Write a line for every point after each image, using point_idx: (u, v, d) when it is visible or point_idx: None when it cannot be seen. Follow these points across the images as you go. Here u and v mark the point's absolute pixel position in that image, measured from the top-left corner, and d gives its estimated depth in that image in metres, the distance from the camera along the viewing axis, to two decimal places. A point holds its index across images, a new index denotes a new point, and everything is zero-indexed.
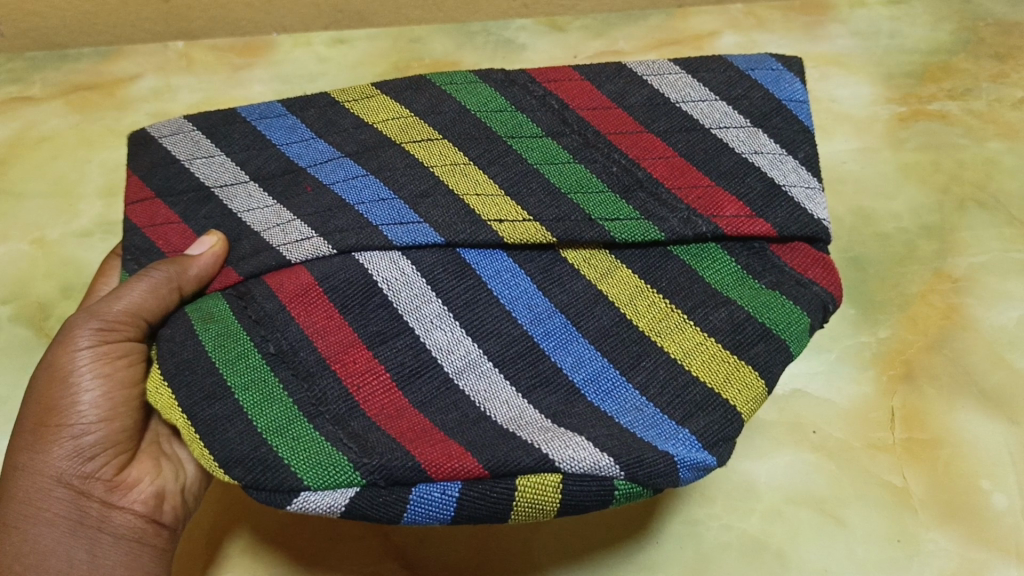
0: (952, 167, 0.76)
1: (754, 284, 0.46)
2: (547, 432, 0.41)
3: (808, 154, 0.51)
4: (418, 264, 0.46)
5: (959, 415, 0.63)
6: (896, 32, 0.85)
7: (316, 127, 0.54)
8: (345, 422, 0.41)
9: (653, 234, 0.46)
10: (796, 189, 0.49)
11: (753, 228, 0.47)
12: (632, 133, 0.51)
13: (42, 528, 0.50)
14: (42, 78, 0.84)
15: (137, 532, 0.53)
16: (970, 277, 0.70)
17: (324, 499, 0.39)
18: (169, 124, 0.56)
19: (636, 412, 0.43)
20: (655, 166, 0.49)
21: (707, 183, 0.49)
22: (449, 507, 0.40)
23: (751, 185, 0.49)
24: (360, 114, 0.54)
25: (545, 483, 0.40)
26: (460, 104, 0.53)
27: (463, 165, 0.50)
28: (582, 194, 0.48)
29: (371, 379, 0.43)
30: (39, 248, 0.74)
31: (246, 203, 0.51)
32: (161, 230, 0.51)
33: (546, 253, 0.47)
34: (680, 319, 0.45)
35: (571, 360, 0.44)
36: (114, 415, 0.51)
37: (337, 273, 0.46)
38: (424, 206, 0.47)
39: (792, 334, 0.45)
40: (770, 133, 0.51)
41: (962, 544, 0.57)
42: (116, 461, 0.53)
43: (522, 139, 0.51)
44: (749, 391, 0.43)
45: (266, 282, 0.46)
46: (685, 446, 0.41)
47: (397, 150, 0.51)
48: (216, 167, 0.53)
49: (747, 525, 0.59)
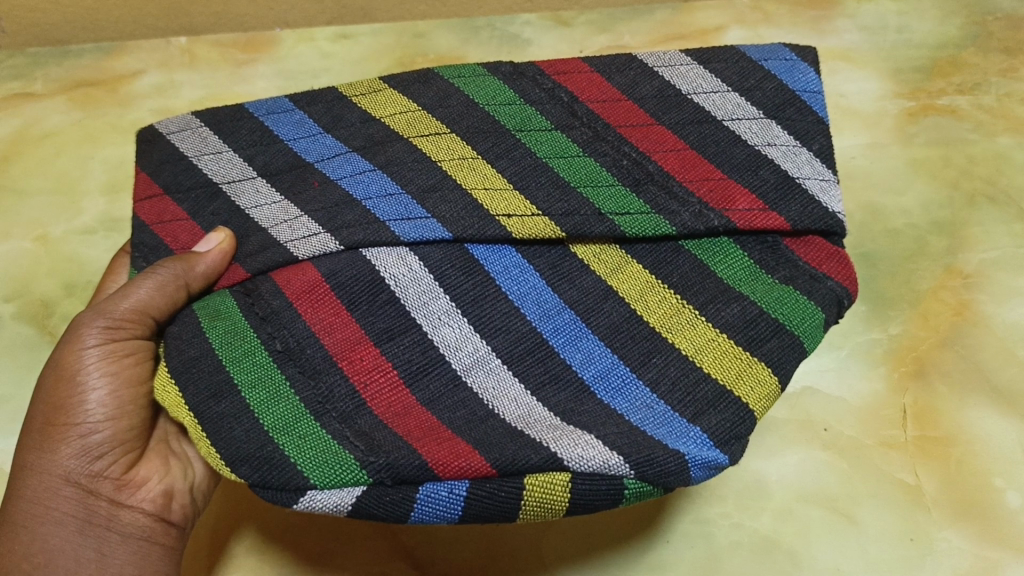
0: (962, 162, 0.76)
1: (767, 278, 0.46)
2: (556, 430, 0.40)
3: (821, 145, 0.50)
4: (425, 260, 0.45)
5: (972, 412, 0.62)
6: (904, 26, 0.85)
7: (322, 122, 0.53)
8: (351, 420, 0.41)
9: (664, 228, 0.46)
10: (810, 181, 0.48)
11: (766, 222, 0.46)
12: (643, 126, 0.50)
13: (50, 527, 0.50)
14: (44, 74, 0.83)
15: (146, 531, 0.52)
16: (981, 274, 0.69)
17: (330, 498, 0.39)
18: (176, 120, 0.55)
19: (647, 410, 0.42)
20: (666, 159, 0.49)
21: (719, 176, 0.48)
22: (456, 506, 0.39)
23: (764, 177, 0.48)
24: (367, 109, 0.53)
25: (554, 482, 0.39)
26: (468, 98, 0.53)
27: (471, 159, 0.49)
28: (592, 188, 0.47)
29: (378, 378, 0.42)
30: (42, 245, 0.74)
31: (253, 198, 0.50)
32: (169, 227, 0.51)
33: (555, 248, 0.46)
34: (691, 314, 0.45)
35: (581, 357, 0.44)
36: (121, 413, 0.51)
37: (344, 270, 0.45)
38: (431, 200, 0.47)
39: (805, 329, 0.44)
40: (783, 125, 0.50)
41: (975, 543, 0.57)
42: (124, 460, 0.52)
43: (531, 132, 0.50)
44: (761, 388, 0.43)
45: (273, 279, 0.45)
46: (696, 444, 0.41)
47: (404, 144, 0.50)
48: (223, 163, 0.52)
49: (759, 523, 0.58)
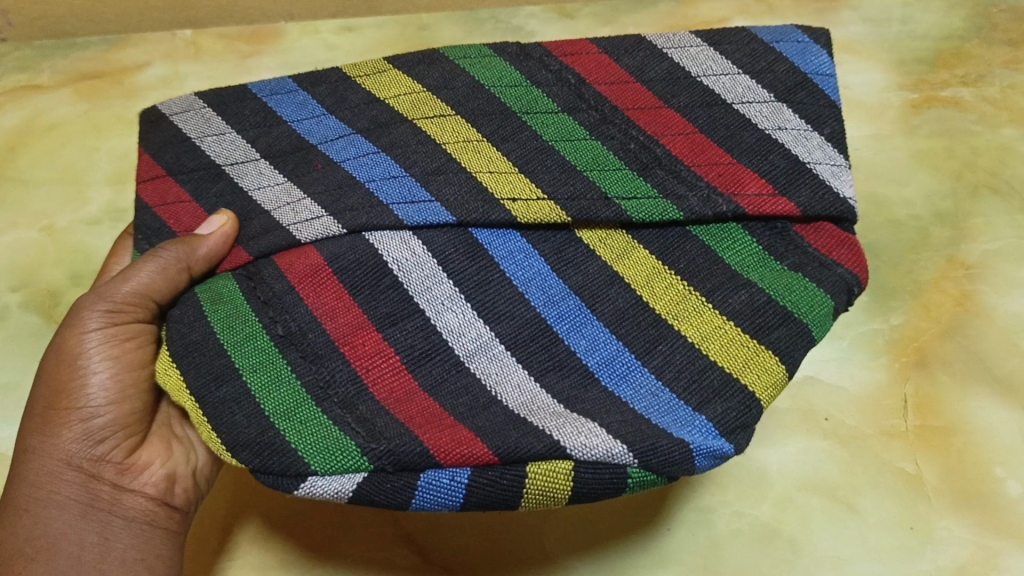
0: (966, 154, 0.76)
1: (776, 265, 0.46)
2: (559, 418, 0.41)
3: (833, 130, 0.50)
4: (429, 244, 0.46)
5: (973, 402, 0.62)
6: (908, 18, 0.85)
7: (326, 103, 0.53)
8: (353, 406, 0.41)
9: (671, 212, 0.46)
10: (821, 166, 0.48)
11: (776, 208, 0.46)
12: (652, 108, 0.51)
13: (53, 511, 0.50)
14: (50, 66, 0.84)
15: (149, 515, 0.53)
16: (984, 264, 0.69)
17: (331, 484, 0.39)
18: (179, 101, 0.56)
19: (652, 398, 0.42)
20: (674, 143, 0.49)
21: (727, 161, 0.48)
22: (458, 493, 0.39)
23: (774, 162, 0.48)
24: (371, 90, 0.54)
25: (557, 471, 0.39)
26: (473, 79, 0.53)
27: (476, 142, 0.49)
28: (599, 172, 0.47)
29: (380, 363, 0.43)
30: (48, 236, 0.74)
31: (257, 180, 0.50)
32: (173, 210, 0.51)
33: (560, 234, 0.47)
34: (698, 301, 0.45)
35: (585, 343, 0.44)
36: (123, 397, 0.51)
37: (347, 254, 0.45)
38: (435, 184, 0.47)
39: (814, 318, 0.44)
40: (795, 108, 0.51)
41: (975, 532, 0.57)
42: (126, 444, 0.52)
43: (537, 116, 0.50)
44: (768, 376, 0.43)
45: (275, 263, 0.46)
46: (701, 433, 0.41)
47: (408, 126, 0.51)
48: (227, 144, 0.52)
49: (759, 512, 0.58)
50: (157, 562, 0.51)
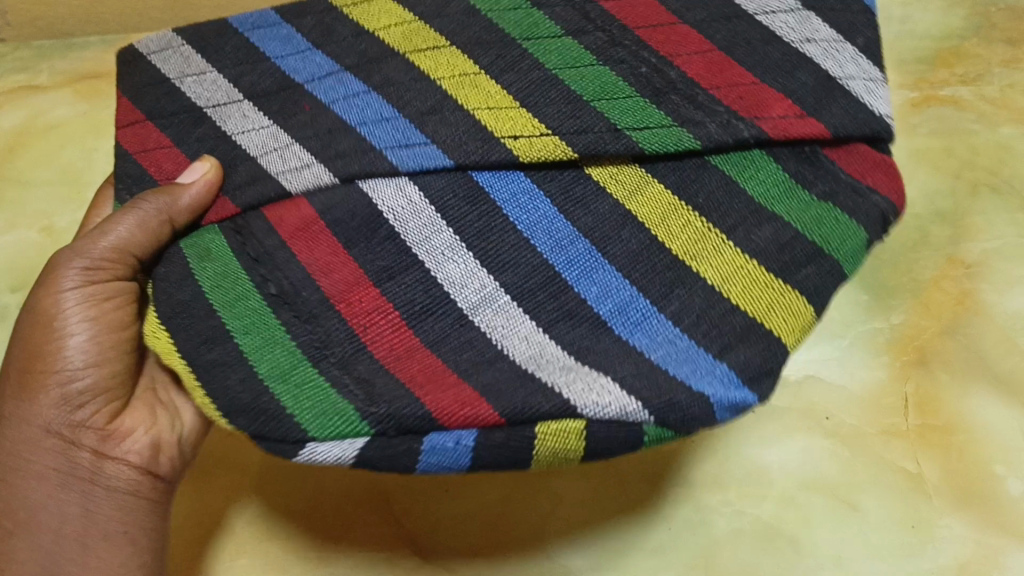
0: (965, 152, 0.76)
1: (805, 194, 0.44)
2: (568, 372, 0.39)
3: (866, 39, 0.47)
4: (428, 188, 0.43)
5: (974, 400, 0.62)
6: (907, 18, 0.85)
7: (312, 35, 0.50)
8: (351, 366, 0.40)
9: (687, 141, 0.43)
10: (853, 81, 0.46)
11: (804, 129, 0.44)
12: (666, 26, 0.47)
13: (35, 482, 0.52)
14: (50, 66, 0.84)
15: (133, 484, 0.55)
16: (983, 263, 0.69)
17: (331, 451, 0.39)
18: (157, 38, 0.53)
19: (669, 346, 0.41)
20: (691, 62, 0.45)
21: (749, 80, 0.45)
22: (465, 457, 0.38)
23: (802, 80, 0.45)
24: (360, 20, 0.50)
25: (567, 431, 0.38)
26: (469, 3, 0.49)
27: (474, 74, 0.46)
28: (608, 100, 0.44)
29: (377, 320, 0.41)
30: (47, 235, 0.74)
31: (241, 123, 0.48)
32: (153, 155, 0.50)
33: (568, 171, 0.44)
34: (719, 240, 0.43)
35: (596, 291, 0.42)
36: (104, 358, 0.53)
37: (339, 205, 0.44)
38: (430, 124, 0.44)
39: (847, 250, 0.43)
40: (822, 18, 0.47)
41: (976, 529, 0.57)
42: (107, 410, 0.54)
43: (540, 40, 0.46)
44: (794, 317, 0.41)
45: (265, 217, 0.44)
46: (722, 382, 0.39)
47: (401, 61, 0.47)
48: (207, 84, 0.50)
49: (760, 510, 0.58)
50: (140, 534, 0.54)
